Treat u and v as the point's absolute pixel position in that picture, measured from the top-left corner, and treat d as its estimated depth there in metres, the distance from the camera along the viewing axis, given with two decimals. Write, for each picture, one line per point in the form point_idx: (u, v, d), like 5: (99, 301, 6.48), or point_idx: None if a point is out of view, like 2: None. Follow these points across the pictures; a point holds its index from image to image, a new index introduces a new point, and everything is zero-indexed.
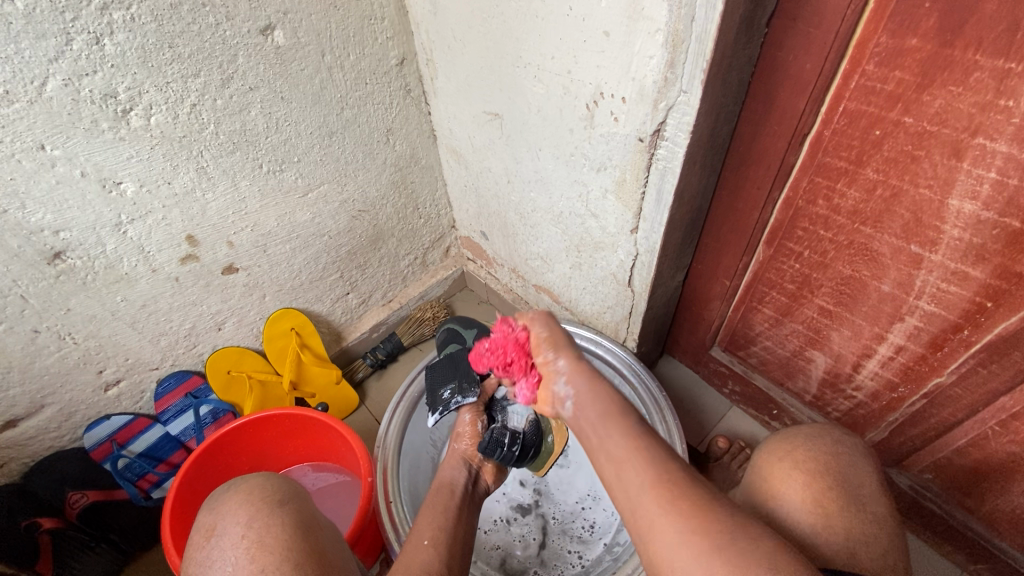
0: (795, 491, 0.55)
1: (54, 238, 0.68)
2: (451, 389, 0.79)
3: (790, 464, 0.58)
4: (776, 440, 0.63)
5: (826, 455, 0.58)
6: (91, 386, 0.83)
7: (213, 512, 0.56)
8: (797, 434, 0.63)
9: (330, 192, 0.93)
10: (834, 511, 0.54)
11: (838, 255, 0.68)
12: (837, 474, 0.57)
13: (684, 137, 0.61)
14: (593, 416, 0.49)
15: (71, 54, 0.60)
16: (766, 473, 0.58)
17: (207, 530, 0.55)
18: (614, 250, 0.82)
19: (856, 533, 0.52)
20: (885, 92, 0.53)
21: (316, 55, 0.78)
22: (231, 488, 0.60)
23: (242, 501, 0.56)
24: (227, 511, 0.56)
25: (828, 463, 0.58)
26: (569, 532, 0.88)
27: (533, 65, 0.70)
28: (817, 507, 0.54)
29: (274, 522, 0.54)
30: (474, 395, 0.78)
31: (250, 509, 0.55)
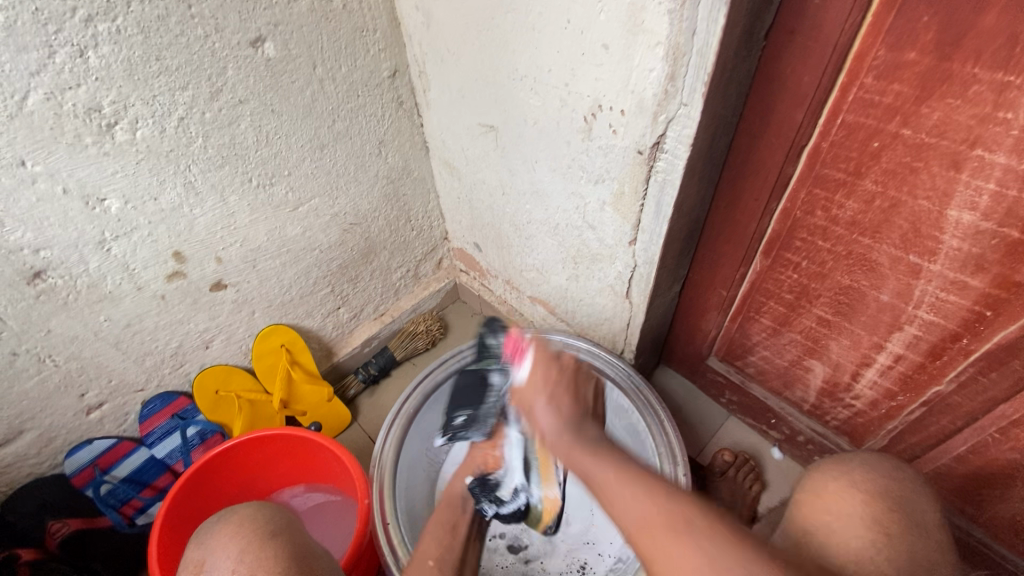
0: (839, 506, 0.55)
1: (34, 256, 0.66)
2: (466, 417, 0.85)
3: (846, 484, 0.57)
4: (827, 461, 0.62)
5: (883, 480, 0.58)
6: (72, 409, 0.79)
7: (203, 546, 0.58)
8: (847, 458, 0.62)
9: (321, 206, 0.91)
10: (894, 532, 0.53)
11: (836, 265, 0.68)
12: (899, 500, 0.56)
13: (684, 150, 0.61)
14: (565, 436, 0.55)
15: (54, 68, 0.58)
16: (816, 491, 0.58)
17: (196, 565, 0.56)
18: (612, 262, 0.81)
19: (919, 556, 0.52)
20: (883, 105, 0.54)
21: (307, 67, 0.77)
22: (220, 519, 0.61)
23: (230, 536, 0.57)
24: (217, 547, 0.56)
25: (883, 485, 0.57)
26: (558, 570, 0.84)
27: (530, 77, 0.70)
28: (877, 526, 0.53)
29: (264, 556, 0.55)
30: (480, 434, 0.84)
31: (241, 543, 0.56)
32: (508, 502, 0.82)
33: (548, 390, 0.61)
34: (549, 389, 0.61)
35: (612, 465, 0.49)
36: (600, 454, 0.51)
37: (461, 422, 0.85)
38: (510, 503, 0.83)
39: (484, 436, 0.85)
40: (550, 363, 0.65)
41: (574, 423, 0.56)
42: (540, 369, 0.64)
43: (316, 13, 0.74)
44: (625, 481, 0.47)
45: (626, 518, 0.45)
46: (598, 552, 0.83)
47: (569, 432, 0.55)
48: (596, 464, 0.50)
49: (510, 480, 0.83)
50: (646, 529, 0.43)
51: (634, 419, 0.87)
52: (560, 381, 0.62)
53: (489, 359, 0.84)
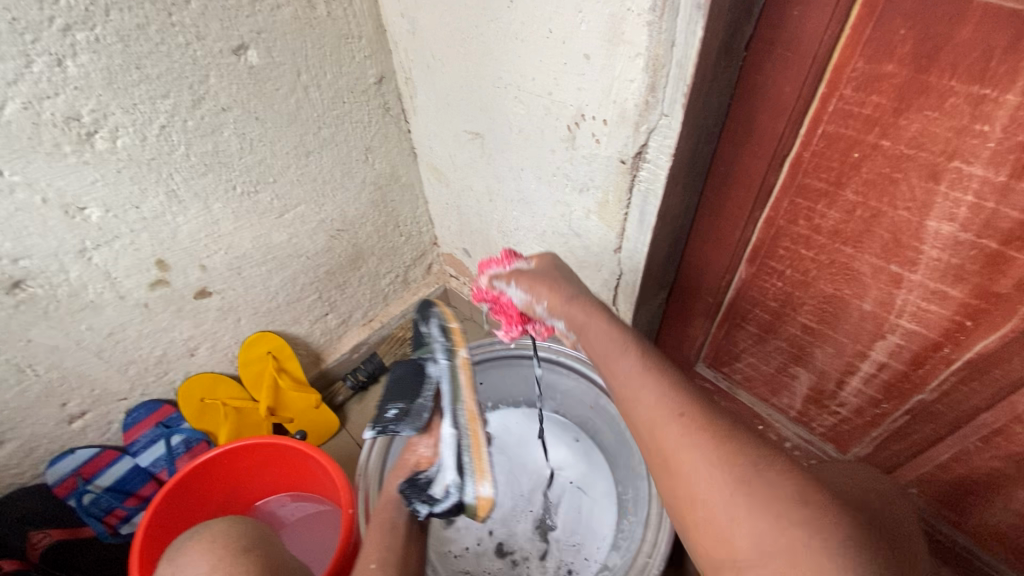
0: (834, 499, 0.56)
1: (13, 266, 0.65)
2: (397, 411, 0.70)
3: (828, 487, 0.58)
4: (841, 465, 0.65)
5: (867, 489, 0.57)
6: (55, 419, 0.79)
7: (174, 561, 0.57)
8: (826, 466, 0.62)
9: (307, 213, 0.91)
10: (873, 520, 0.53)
11: (819, 274, 0.68)
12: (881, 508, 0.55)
13: (666, 159, 0.61)
14: (602, 347, 0.56)
15: (31, 77, 0.57)
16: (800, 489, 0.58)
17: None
18: (598, 269, 0.81)
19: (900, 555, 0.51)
20: (862, 116, 0.54)
21: (292, 74, 0.77)
22: (191, 535, 0.61)
23: (203, 551, 0.57)
24: (189, 561, 0.56)
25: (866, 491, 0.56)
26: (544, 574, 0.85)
27: (514, 86, 0.69)
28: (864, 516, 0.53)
29: (236, 571, 0.55)
30: (409, 428, 0.69)
31: (213, 558, 0.56)
32: (441, 499, 0.65)
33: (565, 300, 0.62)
34: (541, 280, 0.64)
35: (639, 360, 0.51)
36: (627, 350, 0.53)
37: (393, 414, 0.71)
38: (443, 498, 0.65)
39: (418, 431, 0.69)
40: (556, 288, 0.63)
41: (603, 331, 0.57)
42: (561, 290, 0.63)
43: (300, 21, 0.74)
44: (650, 383, 0.48)
45: (647, 407, 0.47)
46: (585, 559, 0.84)
47: (597, 330, 0.57)
48: (622, 366, 0.51)
49: (446, 485, 0.65)
50: (665, 418, 0.45)
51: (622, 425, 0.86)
52: (580, 304, 0.60)
53: (423, 349, 0.75)
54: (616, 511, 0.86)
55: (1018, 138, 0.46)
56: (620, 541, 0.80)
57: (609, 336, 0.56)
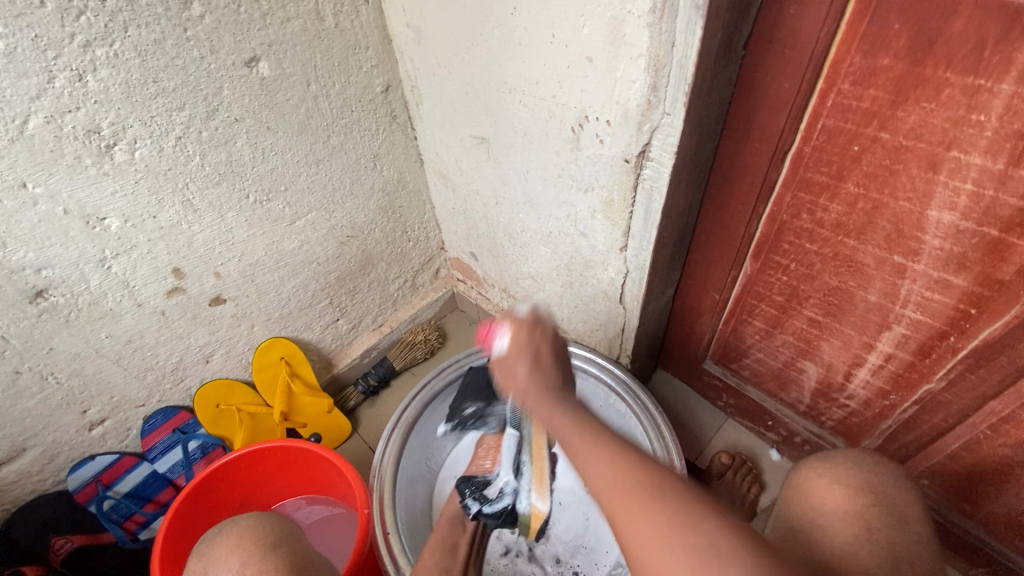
0: (831, 496, 0.56)
1: (36, 276, 0.67)
2: (472, 411, 0.90)
3: (830, 479, 0.57)
4: (821, 457, 0.62)
5: (866, 476, 0.57)
6: (75, 426, 0.80)
7: (205, 557, 0.59)
8: (830, 454, 0.62)
9: (318, 220, 0.93)
10: (878, 526, 0.53)
11: (824, 267, 0.69)
12: (880, 494, 0.56)
13: (669, 157, 0.62)
14: (547, 415, 0.47)
15: (53, 92, 0.59)
16: (803, 488, 0.59)
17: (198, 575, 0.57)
18: (605, 268, 0.83)
19: (899, 548, 0.51)
20: (861, 110, 0.55)
21: (302, 85, 0.79)
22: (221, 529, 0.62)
23: (233, 547, 0.58)
24: (221, 557, 0.58)
25: (866, 479, 0.57)
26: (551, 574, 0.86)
27: (518, 90, 0.71)
28: (859, 519, 0.53)
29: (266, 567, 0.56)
30: (489, 427, 0.90)
31: (243, 554, 0.57)
32: (495, 500, 0.79)
33: (533, 354, 0.53)
34: (529, 349, 0.54)
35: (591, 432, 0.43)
36: (558, 403, 0.47)
37: (471, 412, 0.90)
38: (498, 501, 0.79)
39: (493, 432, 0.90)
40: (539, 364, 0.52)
41: (541, 386, 0.50)
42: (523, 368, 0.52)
43: (309, 33, 0.76)
44: (597, 445, 0.42)
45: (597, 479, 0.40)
46: (596, 561, 0.85)
47: (551, 402, 0.48)
48: (559, 416, 0.46)
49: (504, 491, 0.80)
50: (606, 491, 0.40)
51: (632, 424, 0.87)
52: (532, 341, 0.55)
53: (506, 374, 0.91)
54: None
55: (1014, 127, 0.47)
56: None
57: (554, 406, 0.47)
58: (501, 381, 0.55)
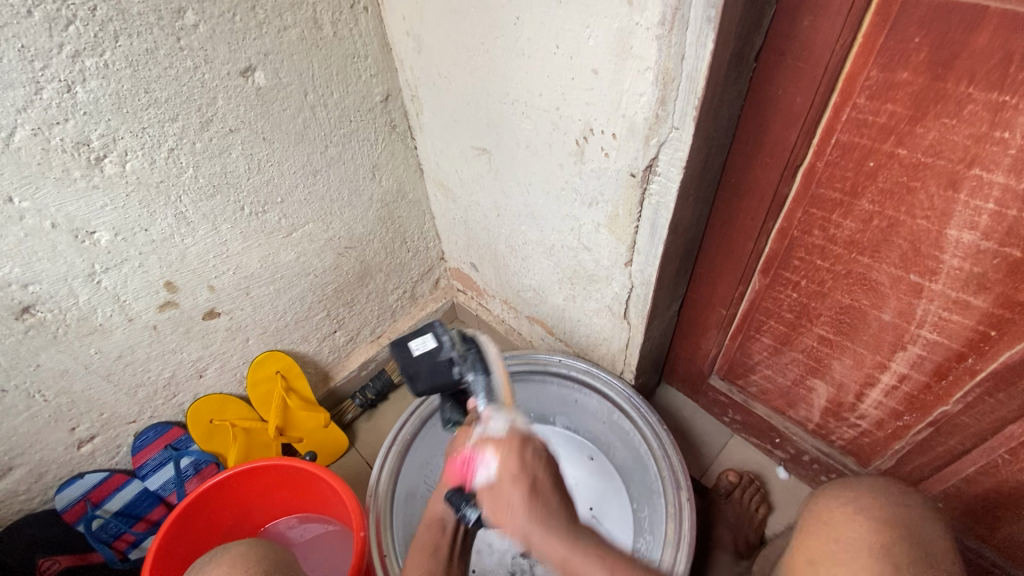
0: (857, 526, 0.55)
1: (23, 292, 0.65)
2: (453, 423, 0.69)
3: (852, 509, 0.56)
4: (837, 487, 0.60)
5: (887, 506, 0.56)
6: (63, 444, 0.78)
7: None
8: (854, 484, 0.60)
9: (315, 231, 0.90)
10: (905, 561, 0.51)
11: (836, 284, 0.67)
12: (905, 525, 0.54)
13: (676, 172, 0.60)
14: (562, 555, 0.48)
15: (41, 104, 0.58)
16: (823, 516, 0.58)
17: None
18: (609, 282, 0.80)
19: None
20: (877, 125, 0.53)
21: (299, 95, 0.77)
22: (213, 560, 0.60)
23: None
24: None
25: (891, 513, 0.55)
26: None
27: (520, 101, 0.69)
28: (883, 554, 0.52)
29: None
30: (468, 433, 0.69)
31: None
32: None
33: (527, 481, 0.51)
34: (518, 482, 0.51)
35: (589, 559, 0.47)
36: (567, 535, 0.48)
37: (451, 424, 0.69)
38: None
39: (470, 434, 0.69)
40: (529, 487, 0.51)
41: (540, 516, 0.49)
42: (506, 462, 0.53)
43: (307, 41, 0.74)
44: None
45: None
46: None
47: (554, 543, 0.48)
48: (574, 551, 0.48)
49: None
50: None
51: (636, 441, 0.85)
52: (524, 468, 0.52)
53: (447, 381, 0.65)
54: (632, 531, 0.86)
55: None
56: None
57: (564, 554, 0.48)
58: (491, 515, 0.52)
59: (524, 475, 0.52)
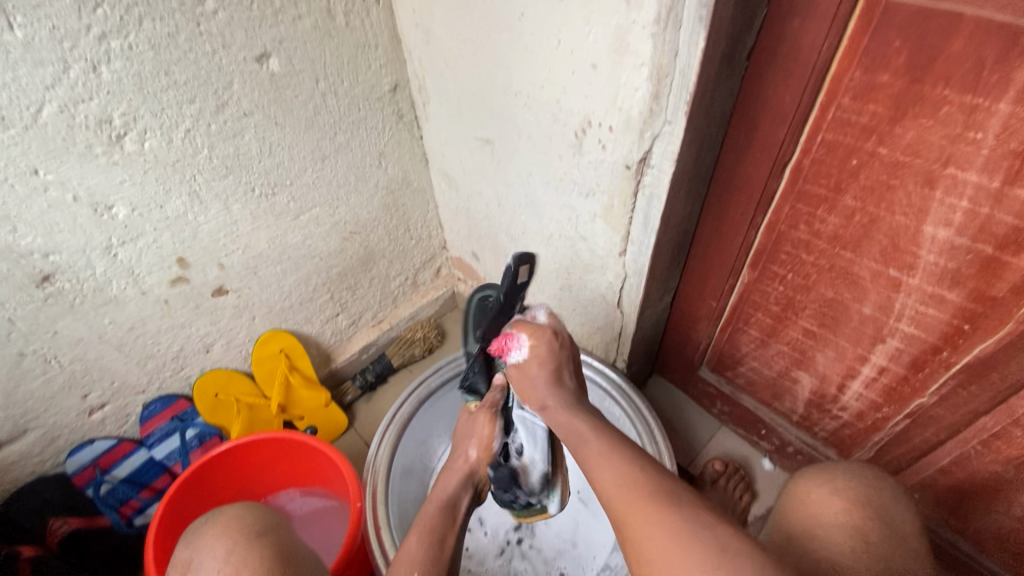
0: (832, 510, 0.56)
1: (43, 261, 0.68)
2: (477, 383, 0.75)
3: (829, 490, 0.58)
4: (814, 470, 0.63)
5: (862, 488, 0.58)
6: (75, 410, 0.81)
7: (191, 546, 0.57)
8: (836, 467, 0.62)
9: (322, 215, 0.94)
10: (874, 539, 0.53)
11: (820, 278, 0.70)
12: (875, 505, 0.57)
13: (669, 165, 0.63)
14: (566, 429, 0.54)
15: (67, 81, 0.61)
16: (802, 500, 0.59)
17: (183, 564, 0.56)
18: (603, 272, 0.83)
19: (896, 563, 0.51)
20: (860, 124, 0.56)
21: (310, 82, 0.80)
22: (208, 520, 0.61)
23: (220, 534, 0.57)
24: (204, 547, 0.56)
25: (865, 494, 0.58)
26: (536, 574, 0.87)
27: (523, 94, 0.72)
28: (856, 532, 0.54)
29: (253, 555, 0.54)
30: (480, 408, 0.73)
31: (230, 541, 0.56)
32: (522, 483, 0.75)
33: (553, 363, 0.61)
34: (549, 359, 0.61)
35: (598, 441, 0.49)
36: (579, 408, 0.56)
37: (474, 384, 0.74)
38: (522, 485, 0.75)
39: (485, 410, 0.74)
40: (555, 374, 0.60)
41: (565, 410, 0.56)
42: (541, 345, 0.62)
43: (320, 30, 0.77)
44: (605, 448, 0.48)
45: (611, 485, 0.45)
46: (583, 565, 0.86)
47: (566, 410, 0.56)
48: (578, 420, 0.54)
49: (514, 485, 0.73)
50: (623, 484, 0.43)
51: (626, 427, 0.88)
52: (556, 354, 0.62)
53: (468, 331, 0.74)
54: None
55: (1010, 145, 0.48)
56: None
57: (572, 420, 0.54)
58: (519, 390, 0.62)
59: (552, 358, 0.61)
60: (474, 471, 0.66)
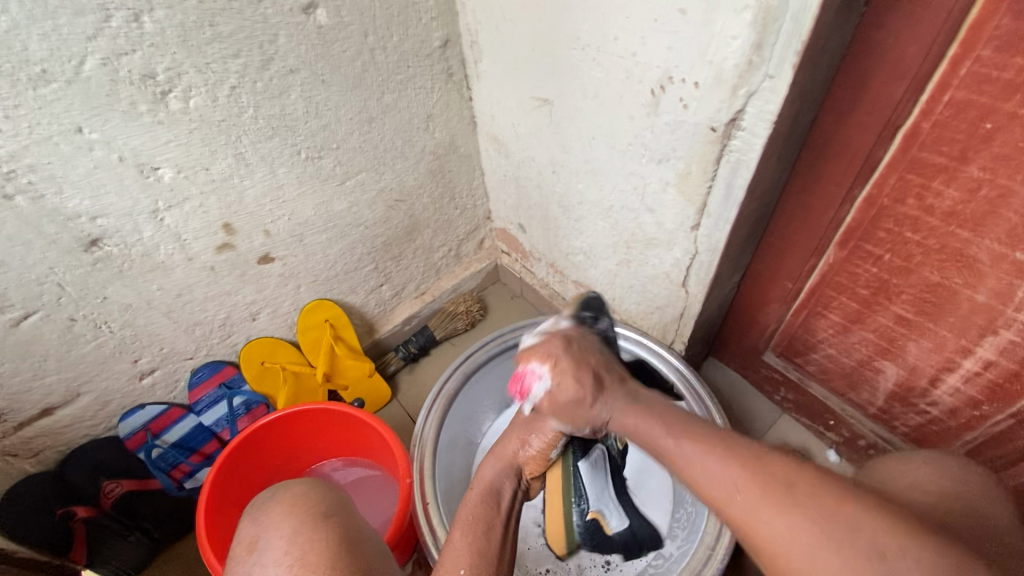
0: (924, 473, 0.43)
1: (91, 224, 0.66)
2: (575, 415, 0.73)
3: None
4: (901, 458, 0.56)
5: None
6: (126, 375, 0.81)
7: (257, 523, 0.55)
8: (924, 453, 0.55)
9: (367, 181, 0.89)
10: None
11: (925, 260, 0.62)
12: None
13: (763, 127, 0.55)
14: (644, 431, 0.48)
15: (110, 32, 0.57)
16: None
17: (249, 542, 0.54)
18: (669, 247, 0.77)
19: None
20: (1002, 81, 0.47)
21: (359, 36, 0.74)
22: (272, 497, 0.59)
23: (285, 513, 0.55)
24: (271, 523, 0.55)
25: None
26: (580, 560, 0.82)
27: (593, 47, 0.65)
28: None
29: (319, 537, 0.52)
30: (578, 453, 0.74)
31: (295, 521, 0.54)
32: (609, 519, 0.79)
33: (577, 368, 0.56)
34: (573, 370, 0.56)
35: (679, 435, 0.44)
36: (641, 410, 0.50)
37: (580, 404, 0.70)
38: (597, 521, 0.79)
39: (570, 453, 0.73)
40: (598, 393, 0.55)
41: (625, 394, 0.53)
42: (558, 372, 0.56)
43: None
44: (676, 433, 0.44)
45: (711, 489, 0.39)
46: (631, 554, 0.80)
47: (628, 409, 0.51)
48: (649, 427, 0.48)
49: (607, 505, 0.79)
50: (739, 494, 0.37)
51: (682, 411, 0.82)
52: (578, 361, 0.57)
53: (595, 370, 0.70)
54: (669, 504, 0.83)
55: None
56: (675, 533, 0.79)
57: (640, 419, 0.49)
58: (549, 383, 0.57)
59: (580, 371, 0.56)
60: (521, 465, 0.66)
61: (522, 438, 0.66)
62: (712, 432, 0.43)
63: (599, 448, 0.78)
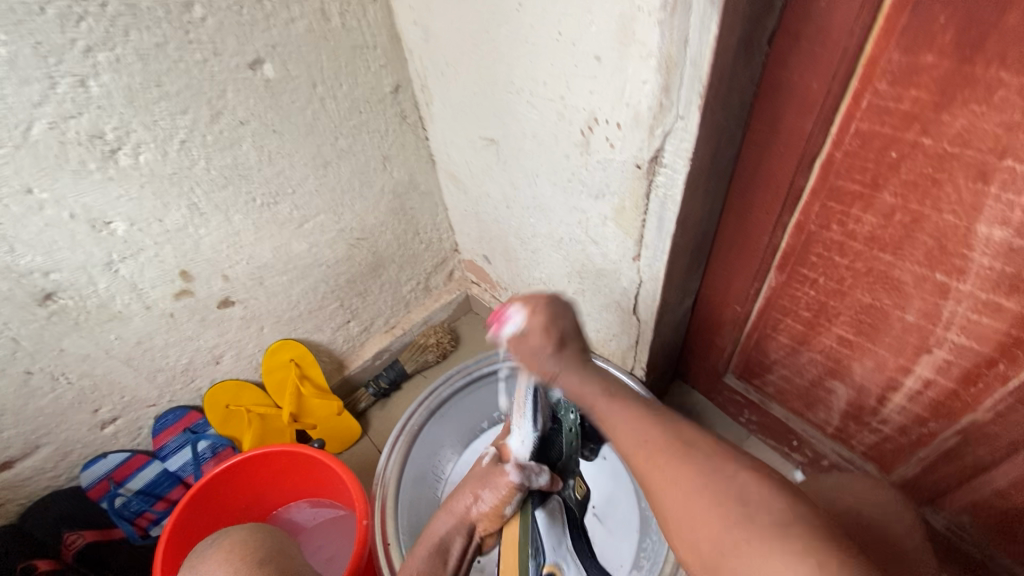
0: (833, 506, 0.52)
1: (44, 279, 0.68)
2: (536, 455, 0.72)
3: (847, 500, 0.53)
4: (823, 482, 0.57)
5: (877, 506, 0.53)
6: (87, 425, 0.82)
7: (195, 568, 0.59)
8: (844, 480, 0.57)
9: (326, 223, 0.91)
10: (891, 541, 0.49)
11: (856, 282, 0.63)
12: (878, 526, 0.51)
13: (683, 163, 0.58)
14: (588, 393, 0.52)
15: (56, 98, 0.59)
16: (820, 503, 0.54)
17: None
18: (617, 277, 0.78)
19: None
20: (898, 113, 0.49)
21: (307, 87, 0.77)
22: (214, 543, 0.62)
23: (221, 560, 0.58)
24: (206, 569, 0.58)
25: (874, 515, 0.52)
26: None
27: (526, 91, 0.68)
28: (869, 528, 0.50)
29: None
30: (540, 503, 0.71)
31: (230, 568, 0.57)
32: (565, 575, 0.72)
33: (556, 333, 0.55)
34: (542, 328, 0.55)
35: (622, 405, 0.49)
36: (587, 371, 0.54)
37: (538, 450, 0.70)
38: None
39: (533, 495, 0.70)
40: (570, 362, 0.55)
41: (578, 369, 0.54)
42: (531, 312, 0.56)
43: (315, 33, 0.74)
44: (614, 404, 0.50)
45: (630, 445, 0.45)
46: None
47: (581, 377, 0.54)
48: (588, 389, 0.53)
49: (564, 560, 0.73)
50: (642, 453, 0.43)
51: None
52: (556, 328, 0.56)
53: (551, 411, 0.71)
54: (637, 534, 0.83)
55: None
56: (642, 564, 0.80)
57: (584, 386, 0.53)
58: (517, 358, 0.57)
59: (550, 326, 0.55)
60: (474, 522, 0.64)
61: (475, 492, 0.65)
62: (638, 407, 0.48)
63: (554, 499, 0.73)
